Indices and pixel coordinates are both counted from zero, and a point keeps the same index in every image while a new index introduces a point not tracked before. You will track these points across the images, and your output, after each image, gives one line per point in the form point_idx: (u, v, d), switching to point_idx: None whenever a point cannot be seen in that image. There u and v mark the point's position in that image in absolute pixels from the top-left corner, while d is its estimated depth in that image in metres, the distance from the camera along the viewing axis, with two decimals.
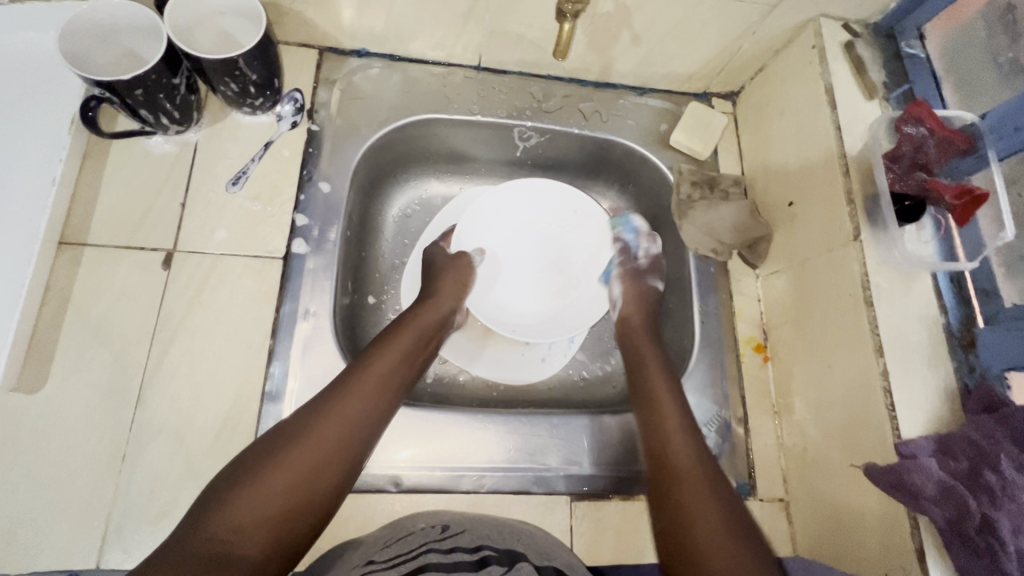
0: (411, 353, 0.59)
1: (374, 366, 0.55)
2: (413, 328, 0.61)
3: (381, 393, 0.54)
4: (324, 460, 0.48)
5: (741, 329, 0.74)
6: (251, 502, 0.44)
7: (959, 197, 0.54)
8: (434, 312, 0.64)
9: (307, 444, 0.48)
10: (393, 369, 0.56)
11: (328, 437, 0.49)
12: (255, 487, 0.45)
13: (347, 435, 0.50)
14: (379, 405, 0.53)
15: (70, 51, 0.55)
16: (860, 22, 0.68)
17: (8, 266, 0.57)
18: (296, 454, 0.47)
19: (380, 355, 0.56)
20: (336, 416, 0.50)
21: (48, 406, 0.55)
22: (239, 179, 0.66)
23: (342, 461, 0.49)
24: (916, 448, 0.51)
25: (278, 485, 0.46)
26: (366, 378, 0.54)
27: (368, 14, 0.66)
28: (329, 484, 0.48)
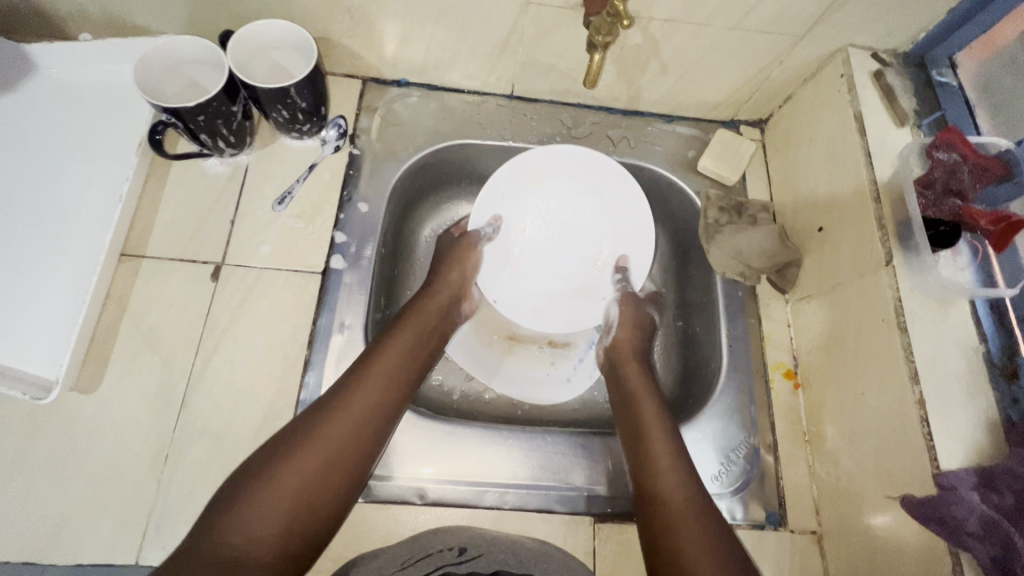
0: (416, 345, 0.62)
1: (377, 364, 0.58)
2: (415, 322, 0.64)
3: (387, 389, 0.57)
4: (335, 455, 0.51)
5: (771, 354, 0.73)
6: (258, 504, 0.47)
7: (995, 223, 0.55)
8: (437, 301, 0.67)
9: (318, 437, 0.51)
10: (398, 365, 0.59)
11: (336, 433, 0.52)
12: (265, 491, 0.48)
13: (350, 432, 0.53)
14: (387, 397, 0.57)
15: (143, 82, 0.61)
16: (890, 51, 0.69)
17: (75, 275, 0.62)
18: (307, 454, 0.50)
19: (384, 351, 0.59)
20: (346, 411, 0.54)
21: (101, 405, 0.59)
22: (285, 199, 0.70)
23: (352, 454, 0.52)
24: (957, 480, 0.49)
25: (288, 487, 0.48)
26: (371, 375, 0.57)
27: (410, 47, 0.71)
28: (342, 483, 0.51)
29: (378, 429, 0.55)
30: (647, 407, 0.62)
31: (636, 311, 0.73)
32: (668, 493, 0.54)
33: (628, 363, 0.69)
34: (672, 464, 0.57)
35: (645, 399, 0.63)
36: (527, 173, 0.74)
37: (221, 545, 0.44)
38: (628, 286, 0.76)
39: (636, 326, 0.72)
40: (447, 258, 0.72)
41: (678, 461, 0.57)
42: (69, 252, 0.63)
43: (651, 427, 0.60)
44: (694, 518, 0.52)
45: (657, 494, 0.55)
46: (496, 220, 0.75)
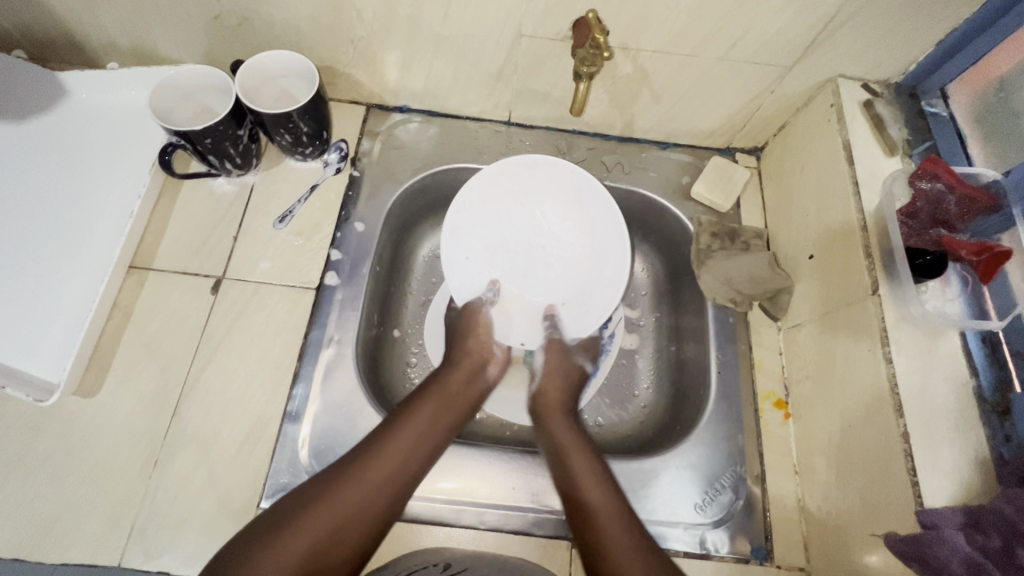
0: (438, 415, 0.63)
1: (398, 437, 0.59)
2: (440, 392, 0.65)
3: (406, 463, 0.58)
4: (341, 524, 0.53)
5: (761, 383, 0.72)
6: (259, 569, 0.48)
7: (978, 253, 0.54)
8: (463, 371, 0.69)
9: (326, 505, 0.53)
10: (421, 436, 0.60)
11: (352, 497, 0.54)
12: (278, 547, 0.50)
13: (361, 505, 0.54)
14: (406, 468, 0.58)
15: (158, 107, 0.65)
16: (881, 81, 0.69)
17: (86, 284, 0.66)
18: (322, 515, 0.52)
19: (408, 423, 0.60)
20: (366, 476, 0.55)
21: (99, 409, 0.62)
22: (286, 217, 0.73)
23: (359, 528, 0.53)
24: (939, 517, 0.47)
25: (302, 547, 0.50)
26: (392, 447, 0.58)
27: (410, 75, 0.74)
28: (352, 547, 0.53)
29: (395, 498, 0.56)
30: (562, 431, 0.65)
31: (564, 358, 0.73)
32: (605, 526, 0.55)
33: (547, 396, 0.70)
34: (602, 489, 0.59)
35: (559, 425, 0.66)
36: (467, 221, 0.72)
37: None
38: (557, 331, 0.74)
39: (562, 372, 0.72)
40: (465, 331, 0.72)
41: (613, 495, 0.58)
42: (82, 263, 0.67)
43: (581, 468, 0.60)
44: (637, 544, 0.54)
45: (590, 512, 0.57)
46: (493, 284, 0.74)
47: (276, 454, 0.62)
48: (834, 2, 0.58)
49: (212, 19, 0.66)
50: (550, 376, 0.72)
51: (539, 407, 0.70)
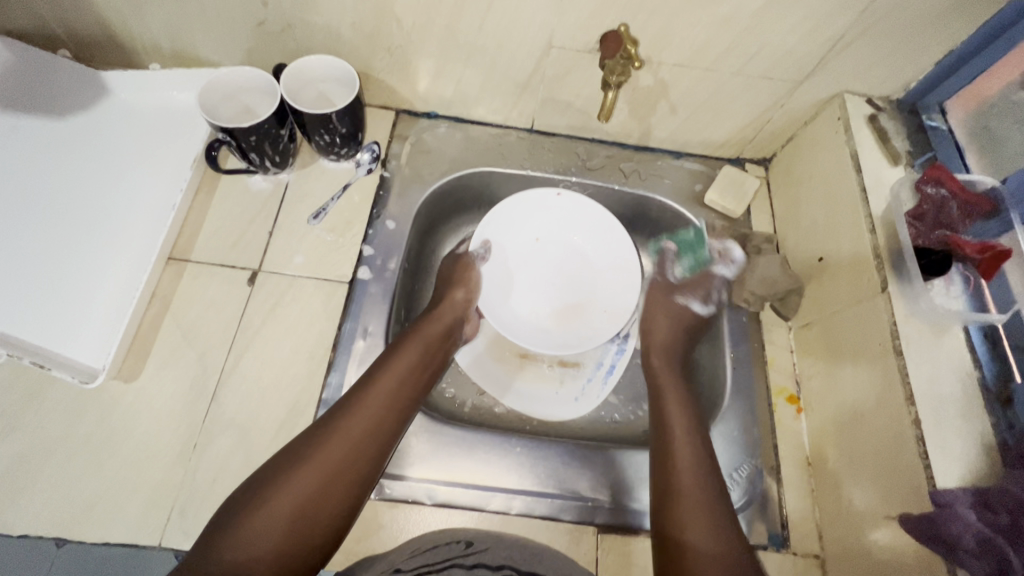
0: (417, 364, 0.65)
1: (381, 384, 0.61)
2: (420, 340, 0.67)
3: (386, 411, 0.60)
4: (335, 475, 0.54)
5: (774, 379, 0.75)
6: (260, 523, 0.50)
7: (981, 252, 0.59)
8: (441, 323, 0.71)
9: (319, 457, 0.55)
10: (401, 384, 0.62)
11: (346, 445, 0.56)
12: (277, 498, 0.52)
13: (350, 453, 0.56)
14: (387, 412, 0.60)
15: (205, 105, 0.68)
16: (885, 97, 0.75)
17: (127, 274, 0.68)
18: (316, 464, 0.54)
19: (389, 369, 0.62)
20: (348, 427, 0.57)
21: (139, 393, 0.63)
22: (320, 214, 0.76)
23: (350, 475, 0.55)
24: (952, 497, 0.51)
25: (300, 495, 0.52)
26: (375, 395, 0.60)
27: (441, 83, 0.78)
28: (348, 490, 0.55)
29: (377, 442, 0.58)
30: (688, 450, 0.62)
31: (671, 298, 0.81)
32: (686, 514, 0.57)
33: (665, 379, 0.72)
34: (714, 529, 0.55)
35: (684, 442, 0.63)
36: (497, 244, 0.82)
37: (231, 542, 0.49)
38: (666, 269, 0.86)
39: (671, 314, 0.79)
40: (448, 281, 0.77)
41: (716, 511, 0.57)
42: (124, 253, 0.69)
43: (682, 456, 0.61)
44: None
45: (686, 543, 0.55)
46: (485, 242, 0.81)
47: None
48: (844, 22, 0.63)
49: (257, 24, 0.69)
50: (661, 326, 0.78)
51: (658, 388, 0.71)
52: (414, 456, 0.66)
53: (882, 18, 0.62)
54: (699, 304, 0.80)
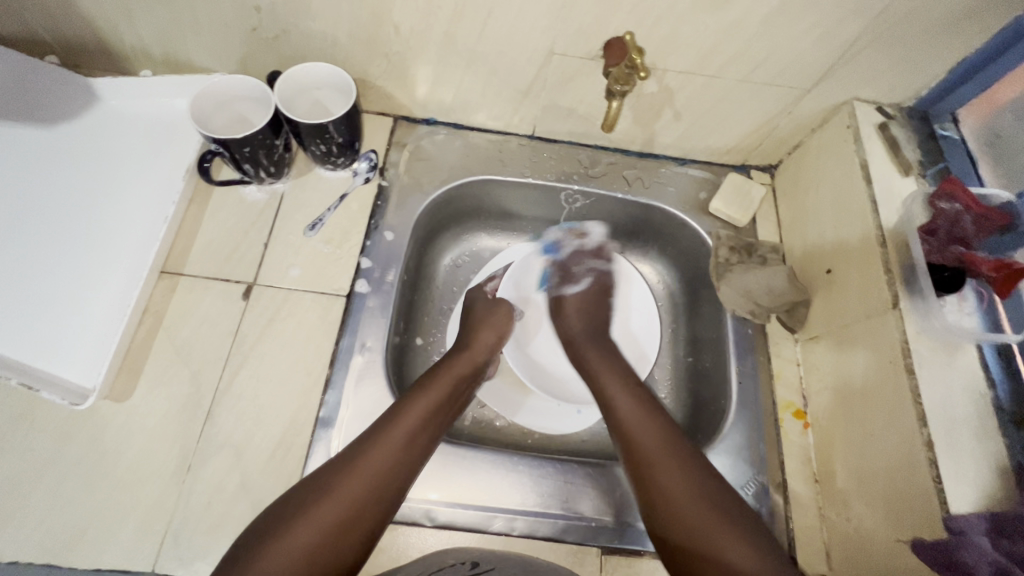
0: (442, 405, 0.63)
1: (405, 421, 0.60)
2: (447, 380, 0.66)
3: (409, 450, 0.58)
4: (355, 513, 0.53)
5: (780, 393, 0.74)
6: (274, 560, 0.49)
7: (997, 270, 0.57)
8: (467, 362, 0.70)
9: (338, 494, 0.54)
10: (425, 421, 0.61)
11: (355, 490, 0.54)
12: (287, 541, 0.50)
13: (371, 489, 0.55)
14: (407, 457, 0.58)
15: (196, 114, 0.66)
16: (894, 105, 0.72)
17: (118, 290, 0.66)
18: (329, 506, 0.53)
19: (413, 407, 0.61)
20: (366, 469, 0.56)
21: (132, 413, 0.62)
22: (316, 225, 0.74)
23: (370, 515, 0.54)
24: (967, 524, 0.49)
25: (309, 538, 0.51)
26: (398, 433, 0.59)
27: (440, 89, 0.76)
28: (360, 536, 0.53)
29: (394, 488, 0.56)
30: (620, 396, 0.67)
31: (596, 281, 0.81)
32: (671, 494, 0.57)
33: (581, 343, 0.75)
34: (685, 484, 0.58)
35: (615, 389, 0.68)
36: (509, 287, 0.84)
37: None
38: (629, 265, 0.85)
39: (584, 306, 0.79)
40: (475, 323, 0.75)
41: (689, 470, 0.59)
42: (114, 267, 0.67)
43: (629, 422, 0.64)
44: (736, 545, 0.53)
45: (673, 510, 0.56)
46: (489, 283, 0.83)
47: (309, 460, 0.62)
48: (855, 28, 0.61)
49: (250, 30, 0.67)
50: (576, 320, 0.78)
51: (591, 375, 0.72)
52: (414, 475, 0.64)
53: (896, 24, 0.60)
54: (574, 284, 0.81)
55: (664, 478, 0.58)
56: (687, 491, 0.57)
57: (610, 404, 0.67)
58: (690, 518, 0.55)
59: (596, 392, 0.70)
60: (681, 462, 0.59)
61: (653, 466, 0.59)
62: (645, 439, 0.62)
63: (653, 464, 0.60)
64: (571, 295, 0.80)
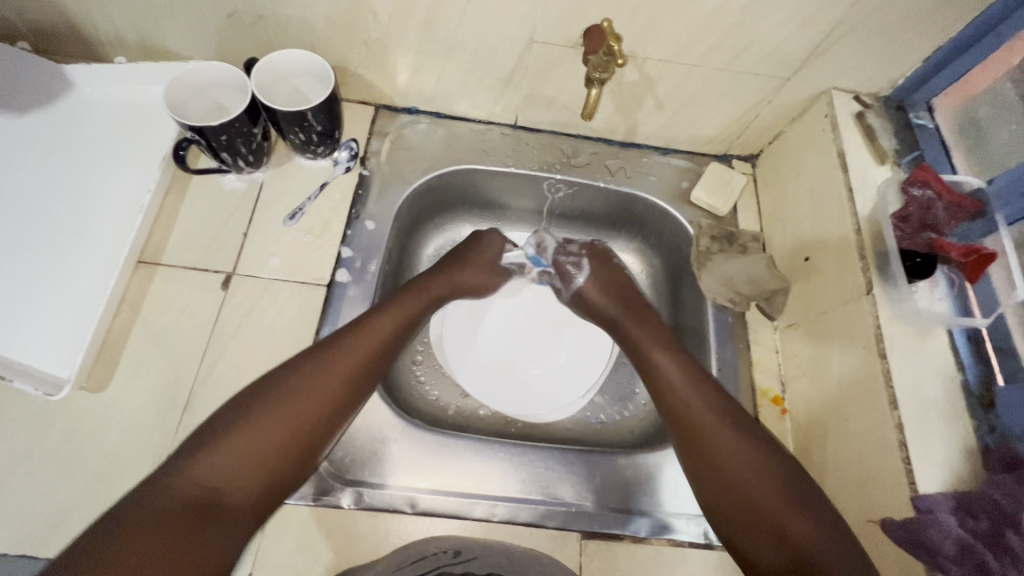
0: (397, 329, 0.66)
1: (359, 342, 0.62)
2: (403, 308, 0.68)
3: (358, 369, 0.61)
4: (304, 419, 0.57)
5: (760, 380, 0.74)
6: (227, 463, 0.53)
7: (967, 254, 0.58)
8: (430, 290, 0.72)
9: (291, 402, 0.57)
10: (379, 340, 0.64)
11: (311, 402, 0.58)
12: (244, 440, 0.54)
13: (324, 403, 0.58)
14: (362, 369, 0.62)
15: (171, 101, 0.65)
16: (872, 95, 0.73)
17: (94, 280, 0.65)
18: (281, 414, 0.56)
19: (367, 331, 0.63)
20: (318, 381, 0.59)
21: (109, 404, 0.62)
22: (296, 215, 0.74)
23: (321, 421, 0.58)
24: (933, 503, 0.51)
25: (266, 441, 0.55)
26: (348, 355, 0.61)
27: (421, 78, 0.76)
28: (319, 438, 0.58)
29: (343, 403, 0.60)
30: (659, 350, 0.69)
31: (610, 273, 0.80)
32: (727, 463, 0.60)
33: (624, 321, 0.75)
34: (734, 444, 0.61)
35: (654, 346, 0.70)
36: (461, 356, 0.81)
37: (181, 488, 0.51)
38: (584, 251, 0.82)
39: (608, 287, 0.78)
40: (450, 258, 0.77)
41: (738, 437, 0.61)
42: (89, 257, 0.66)
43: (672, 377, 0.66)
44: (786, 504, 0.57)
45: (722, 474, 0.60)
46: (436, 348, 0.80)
47: None
48: (833, 17, 0.61)
49: (227, 16, 0.66)
50: (603, 301, 0.77)
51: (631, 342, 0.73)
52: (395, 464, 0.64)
53: (873, 12, 0.61)
54: (580, 274, 0.80)
55: (719, 447, 0.61)
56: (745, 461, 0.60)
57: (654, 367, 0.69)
58: (754, 491, 0.58)
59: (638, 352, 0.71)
60: (734, 433, 0.62)
61: (709, 434, 0.62)
62: (699, 412, 0.63)
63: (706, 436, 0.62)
64: (584, 283, 0.79)
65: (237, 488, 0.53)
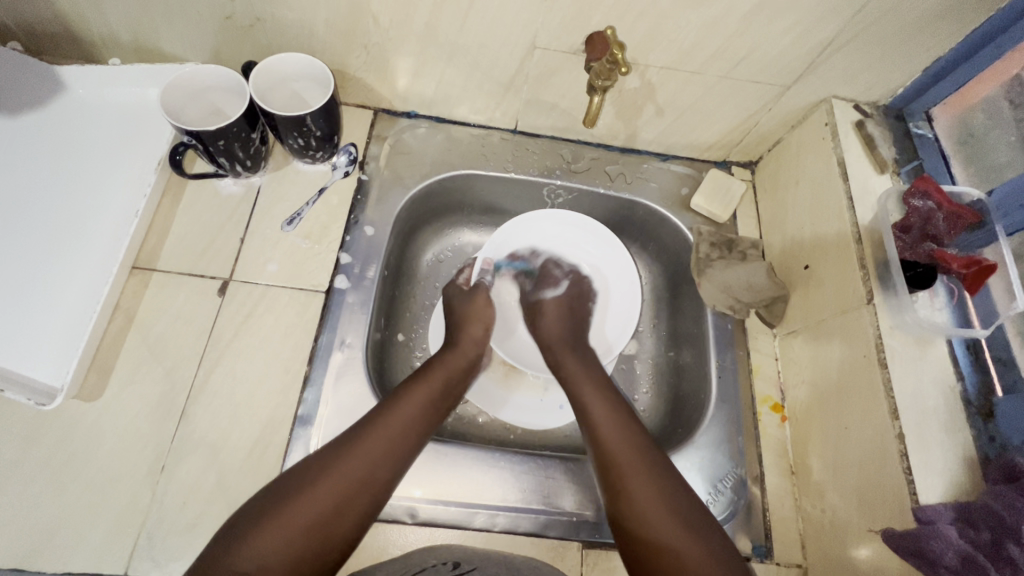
0: (434, 397, 0.63)
1: (404, 405, 0.60)
2: (442, 371, 0.66)
3: (406, 436, 0.58)
4: (350, 493, 0.53)
5: (759, 387, 0.75)
6: (267, 542, 0.49)
7: (967, 266, 0.59)
8: (462, 356, 0.70)
9: (335, 475, 0.53)
10: (423, 405, 0.62)
11: (353, 473, 0.54)
12: (280, 523, 0.50)
13: (366, 473, 0.54)
14: (402, 441, 0.58)
15: (168, 105, 0.64)
16: (871, 103, 0.74)
17: (87, 286, 0.64)
18: (323, 488, 0.52)
19: (409, 394, 0.61)
20: (359, 455, 0.55)
21: (102, 412, 0.61)
22: (294, 220, 0.73)
23: (367, 496, 0.54)
24: (934, 514, 0.51)
25: (308, 517, 0.51)
26: (394, 419, 0.59)
27: (421, 82, 0.75)
28: (354, 521, 0.53)
29: (387, 473, 0.56)
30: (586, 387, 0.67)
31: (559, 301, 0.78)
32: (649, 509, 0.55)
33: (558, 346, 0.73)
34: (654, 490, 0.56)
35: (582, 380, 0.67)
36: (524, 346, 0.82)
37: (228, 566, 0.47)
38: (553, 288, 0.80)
39: (562, 306, 0.78)
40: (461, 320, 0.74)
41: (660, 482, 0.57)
42: (83, 262, 0.65)
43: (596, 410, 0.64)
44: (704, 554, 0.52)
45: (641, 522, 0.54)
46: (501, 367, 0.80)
47: (287, 459, 0.61)
48: (835, 26, 0.61)
49: (224, 18, 0.65)
50: (553, 323, 0.76)
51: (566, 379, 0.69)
52: None
53: (875, 23, 0.61)
54: (556, 289, 0.80)
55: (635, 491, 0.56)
56: (659, 501, 0.55)
57: (588, 415, 0.64)
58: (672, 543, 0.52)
59: (571, 399, 0.67)
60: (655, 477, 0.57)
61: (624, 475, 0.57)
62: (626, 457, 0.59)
63: (632, 492, 0.56)
64: (550, 297, 0.78)
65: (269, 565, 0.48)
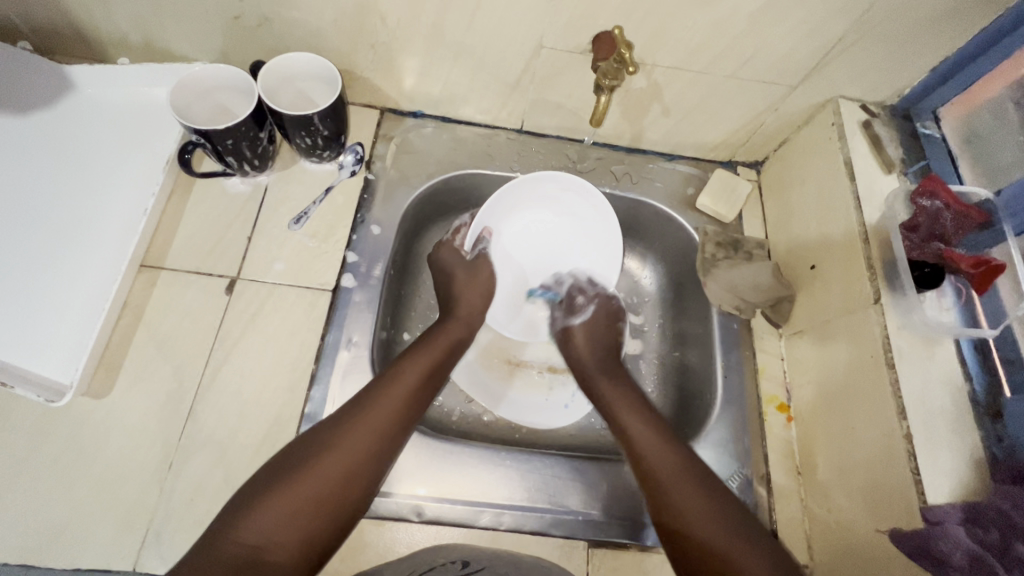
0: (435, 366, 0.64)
1: (405, 377, 0.61)
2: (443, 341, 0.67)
3: (409, 407, 0.59)
4: (357, 465, 0.53)
5: (765, 387, 0.75)
6: (275, 513, 0.49)
7: (976, 266, 0.58)
8: (462, 328, 0.71)
9: (341, 448, 0.54)
10: (426, 375, 0.62)
11: (359, 444, 0.54)
12: (290, 495, 0.50)
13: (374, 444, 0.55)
14: (403, 414, 0.59)
15: (177, 105, 0.64)
16: (877, 103, 0.74)
17: (96, 284, 0.65)
18: (331, 459, 0.53)
19: (411, 366, 0.62)
20: (363, 426, 0.56)
21: (111, 410, 0.61)
22: (301, 219, 0.73)
23: (374, 467, 0.55)
24: (943, 515, 0.51)
25: (316, 489, 0.51)
26: (398, 391, 0.59)
27: (427, 81, 0.75)
28: (361, 492, 0.53)
29: (391, 444, 0.57)
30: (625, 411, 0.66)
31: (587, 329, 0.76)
32: (656, 460, 0.60)
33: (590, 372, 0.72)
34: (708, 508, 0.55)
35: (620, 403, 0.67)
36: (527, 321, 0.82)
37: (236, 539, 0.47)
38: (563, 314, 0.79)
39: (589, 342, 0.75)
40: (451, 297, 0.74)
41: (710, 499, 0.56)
42: (91, 260, 0.66)
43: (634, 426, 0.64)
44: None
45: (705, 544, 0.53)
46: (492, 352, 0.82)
47: None
48: (843, 25, 0.61)
49: (232, 18, 0.65)
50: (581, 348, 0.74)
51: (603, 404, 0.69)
52: (401, 472, 0.64)
53: (883, 22, 0.61)
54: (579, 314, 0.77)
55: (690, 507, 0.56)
56: (667, 456, 0.60)
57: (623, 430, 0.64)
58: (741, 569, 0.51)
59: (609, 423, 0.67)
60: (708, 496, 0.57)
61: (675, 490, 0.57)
62: (673, 474, 0.58)
63: (681, 506, 0.56)
64: (578, 324, 0.76)
65: (281, 539, 0.48)
